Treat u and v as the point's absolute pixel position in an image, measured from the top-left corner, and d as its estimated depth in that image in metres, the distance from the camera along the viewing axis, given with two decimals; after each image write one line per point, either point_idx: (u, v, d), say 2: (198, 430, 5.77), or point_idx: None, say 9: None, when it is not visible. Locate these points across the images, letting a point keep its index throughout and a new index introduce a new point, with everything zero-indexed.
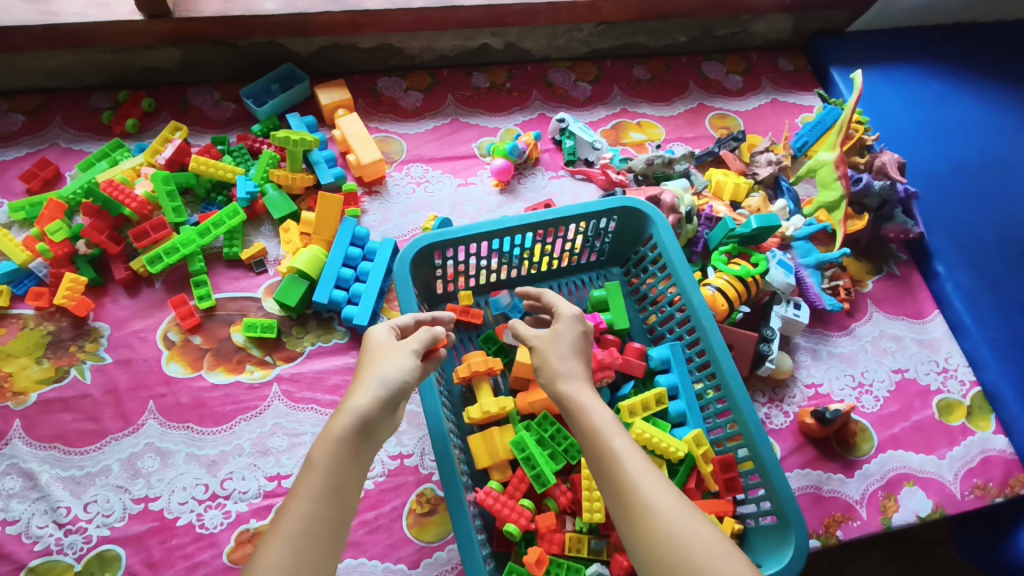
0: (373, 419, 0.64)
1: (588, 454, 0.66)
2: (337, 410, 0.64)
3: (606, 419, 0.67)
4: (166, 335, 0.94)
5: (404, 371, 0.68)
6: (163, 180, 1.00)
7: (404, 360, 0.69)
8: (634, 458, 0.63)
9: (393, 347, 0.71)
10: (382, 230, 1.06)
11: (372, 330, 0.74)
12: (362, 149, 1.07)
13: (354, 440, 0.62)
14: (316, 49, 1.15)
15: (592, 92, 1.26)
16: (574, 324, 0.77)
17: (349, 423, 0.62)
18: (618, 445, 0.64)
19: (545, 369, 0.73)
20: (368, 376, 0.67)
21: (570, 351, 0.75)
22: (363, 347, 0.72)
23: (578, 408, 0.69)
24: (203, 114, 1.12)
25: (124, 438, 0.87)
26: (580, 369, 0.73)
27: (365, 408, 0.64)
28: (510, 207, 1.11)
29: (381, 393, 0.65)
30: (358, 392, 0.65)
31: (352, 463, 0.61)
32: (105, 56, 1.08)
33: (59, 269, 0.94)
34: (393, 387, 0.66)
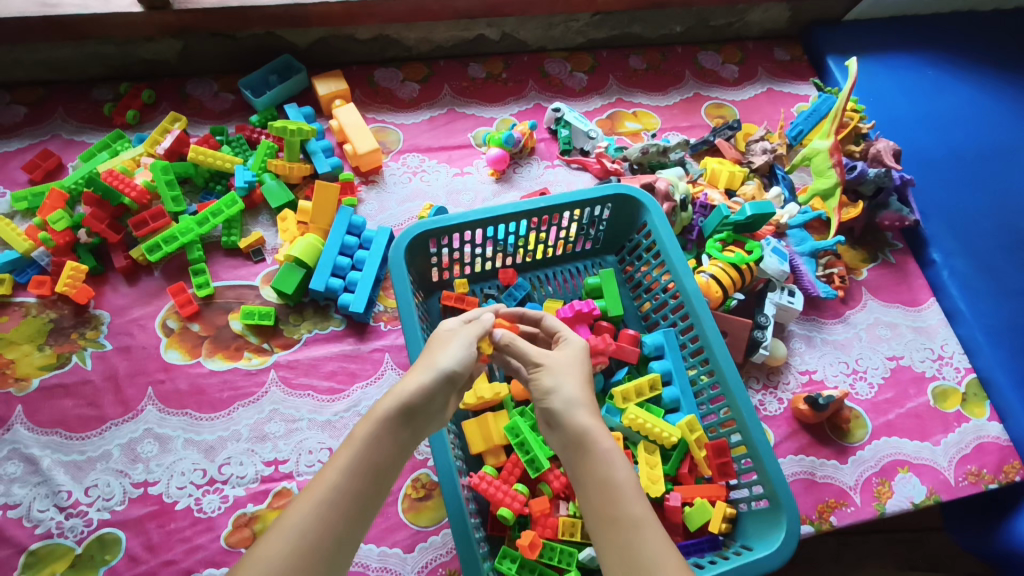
0: (418, 403, 0.62)
1: (600, 507, 0.60)
2: (387, 389, 0.64)
3: (628, 476, 0.61)
4: (165, 322, 0.95)
5: (457, 360, 0.66)
6: (162, 169, 1.00)
7: (460, 348, 0.68)
8: (652, 529, 0.58)
9: (454, 332, 0.70)
10: (378, 219, 1.07)
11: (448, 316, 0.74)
12: (358, 139, 1.08)
13: (395, 421, 0.61)
14: (313, 40, 1.15)
15: (588, 82, 1.26)
16: (581, 351, 0.74)
17: (391, 403, 0.61)
18: (637, 511, 0.59)
19: (559, 397, 0.67)
20: (424, 361, 0.66)
21: (581, 378, 0.70)
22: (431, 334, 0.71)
23: (600, 453, 0.62)
24: (202, 105, 1.13)
25: (124, 424, 0.88)
26: (591, 400, 0.68)
27: (411, 391, 0.63)
28: (506, 196, 1.12)
29: (429, 378, 0.64)
30: (411, 375, 0.65)
31: (387, 443, 0.60)
32: (105, 48, 1.09)
33: (61, 258, 0.95)
34: (444, 374, 0.64)
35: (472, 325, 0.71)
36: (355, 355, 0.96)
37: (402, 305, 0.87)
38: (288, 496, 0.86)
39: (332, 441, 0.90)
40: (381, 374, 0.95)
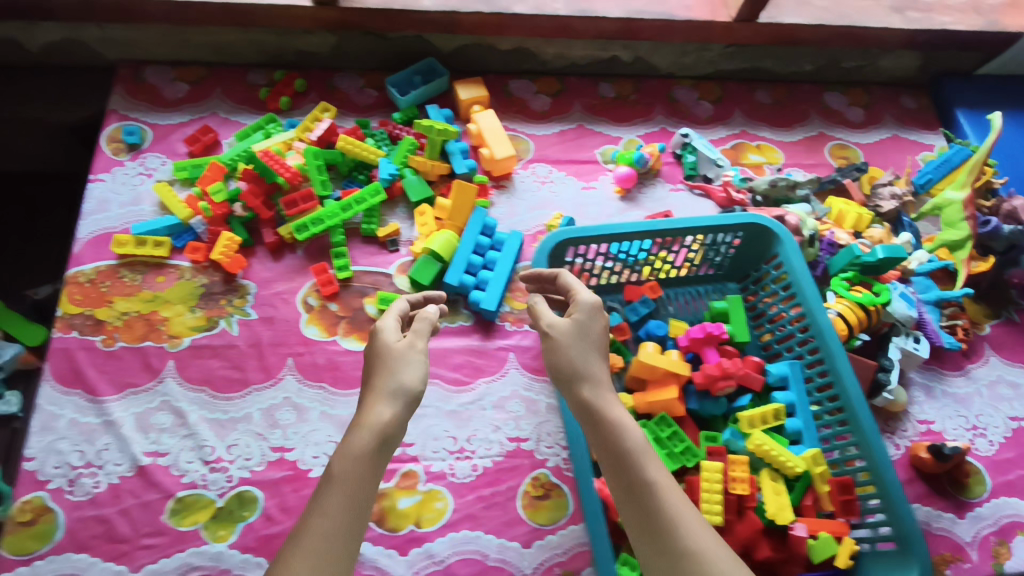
0: (392, 429, 0.66)
1: (618, 473, 0.65)
2: (354, 422, 0.66)
3: (641, 441, 0.67)
4: (306, 299, 0.99)
5: (416, 378, 0.70)
6: (314, 154, 1.05)
7: (415, 366, 0.72)
8: (670, 491, 0.63)
9: (401, 349, 0.73)
10: (509, 223, 1.10)
11: (379, 327, 0.75)
12: (497, 144, 1.11)
13: (371, 454, 0.64)
14: (457, 47, 1.19)
15: (714, 111, 1.29)
16: (592, 314, 0.77)
17: (367, 436, 0.64)
18: (653, 475, 0.64)
19: (567, 368, 0.73)
20: (384, 386, 0.69)
21: (593, 346, 0.75)
22: (375, 347, 0.74)
23: (613, 425, 0.68)
24: (348, 98, 1.18)
25: (264, 390, 0.92)
26: (606, 372, 0.73)
27: (385, 420, 0.66)
28: (631, 214, 1.15)
29: (397, 404, 0.68)
30: (376, 404, 0.68)
31: (370, 476, 0.63)
32: (267, 36, 1.13)
33: (216, 228, 1.00)
34: (409, 396, 0.69)
35: (412, 339, 0.74)
36: (481, 351, 0.99)
37: None
38: (414, 477, 0.89)
39: (457, 430, 0.93)
40: (505, 372, 0.98)
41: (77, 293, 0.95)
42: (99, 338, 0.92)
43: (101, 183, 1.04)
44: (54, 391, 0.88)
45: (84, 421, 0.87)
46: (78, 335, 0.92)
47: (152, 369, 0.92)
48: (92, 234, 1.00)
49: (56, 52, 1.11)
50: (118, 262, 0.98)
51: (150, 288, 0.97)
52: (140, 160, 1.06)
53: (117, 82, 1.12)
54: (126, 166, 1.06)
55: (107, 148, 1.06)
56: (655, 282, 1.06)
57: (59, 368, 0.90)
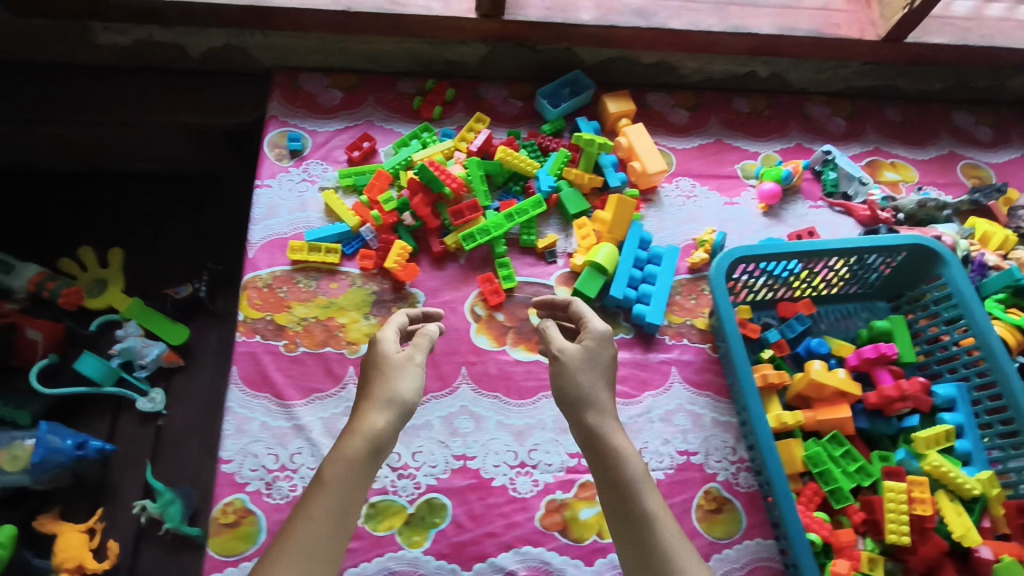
0: (384, 439, 0.73)
1: (617, 498, 0.71)
2: (352, 430, 0.72)
3: (640, 471, 0.72)
4: (474, 309, 1.00)
5: (413, 391, 0.77)
6: (478, 165, 1.07)
7: (412, 378, 0.78)
8: (664, 520, 0.69)
9: (401, 362, 0.79)
10: (662, 236, 1.11)
11: (380, 338, 0.81)
12: (649, 158, 1.12)
13: (362, 463, 0.70)
14: (602, 59, 1.20)
15: (846, 128, 1.30)
16: (606, 345, 0.82)
17: (361, 445, 0.71)
18: (650, 506, 0.69)
19: (572, 394, 0.78)
20: (381, 396, 0.75)
21: (601, 372, 0.80)
22: (378, 359, 0.80)
23: (612, 452, 0.74)
24: (494, 108, 1.18)
25: (442, 399, 0.94)
26: (609, 399, 0.79)
27: (377, 429, 0.73)
28: (775, 230, 1.16)
29: (393, 414, 0.75)
30: (372, 414, 0.74)
31: (359, 482, 0.69)
32: (423, 46, 1.14)
33: (386, 236, 1.02)
34: (404, 408, 0.76)
35: (412, 352, 0.80)
36: (645, 364, 1.00)
37: (727, 324, 0.94)
38: (592, 489, 0.90)
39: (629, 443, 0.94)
40: (670, 386, 1.00)
41: (256, 297, 0.97)
42: (282, 343, 0.94)
43: (268, 189, 1.06)
44: (243, 394, 0.90)
45: (274, 425, 0.89)
46: (262, 339, 0.94)
47: (335, 375, 0.93)
48: (264, 240, 1.01)
49: (216, 58, 1.12)
50: (292, 268, 1.00)
51: (326, 294, 0.98)
52: (304, 167, 1.08)
53: (274, 88, 1.14)
54: (291, 172, 1.07)
55: (271, 154, 1.08)
56: (809, 299, 1.07)
57: (246, 371, 0.92)
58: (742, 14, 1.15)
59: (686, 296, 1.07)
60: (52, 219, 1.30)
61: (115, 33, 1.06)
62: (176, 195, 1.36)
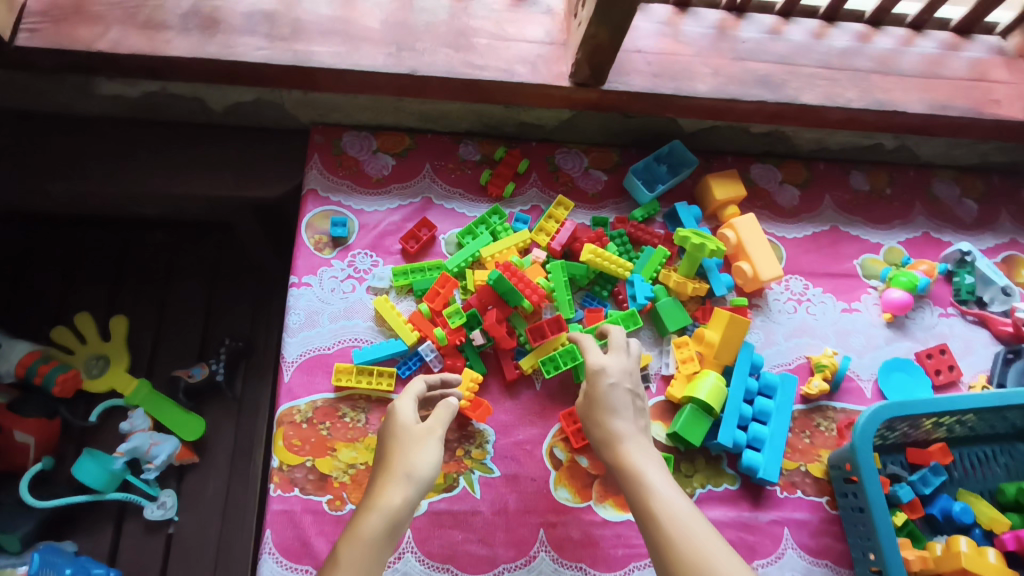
0: (403, 516, 0.64)
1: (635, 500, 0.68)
2: (368, 505, 0.65)
3: (651, 479, 0.69)
4: (553, 451, 0.84)
5: (433, 466, 0.68)
6: (561, 268, 0.89)
7: (431, 452, 0.70)
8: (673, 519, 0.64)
9: (420, 434, 0.71)
10: (768, 354, 0.94)
11: (396, 409, 0.73)
12: (762, 260, 0.93)
13: (381, 542, 0.62)
14: (705, 127, 1.00)
15: (978, 213, 1.10)
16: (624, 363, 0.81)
17: (381, 521, 0.63)
18: (657, 507, 0.66)
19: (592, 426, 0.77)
20: (399, 470, 0.67)
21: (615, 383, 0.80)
22: (394, 429, 0.72)
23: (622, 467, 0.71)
24: (573, 182, 0.99)
25: (517, 571, 0.77)
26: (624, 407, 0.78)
27: (397, 506, 0.64)
28: (900, 346, 0.98)
29: (411, 490, 0.66)
30: (389, 487, 0.66)
31: (377, 563, 0.61)
32: (494, 109, 0.94)
33: (451, 360, 0.84)
34: (422, 483, 0.67)
35: (431, 425, 0.72)
36: (753, 526, 0.84)
37: (871, 494, 0.78)
38: None
39: None
40: (782, 553, 0.83)
41: (293, 436, 0.80)
42: (325, 499, 0.77)
43: (308, 288, 0.87)
44: (279, 568, 0.74)
45: None
46: (301, 493, 0.77)
47: None
48: (302, 357, 0.83)
49: (244, 113, 0.93)
50: (336, 395, 0.82)
51: (377, 431, 0.81)
52: (348, 259, 0.89)
53: (313, 151, 0.94)
54: (334, 266, 0.89)
55: (309, 241, 0.89)
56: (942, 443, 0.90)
57: (282, 537, 0.75)
58: (886, 87, 0.96)
59: (799, 434, 0.90)
60: (43, 279, 1.12)
61: (122, 84, 0.86)
62: (189, 250, 1.17)
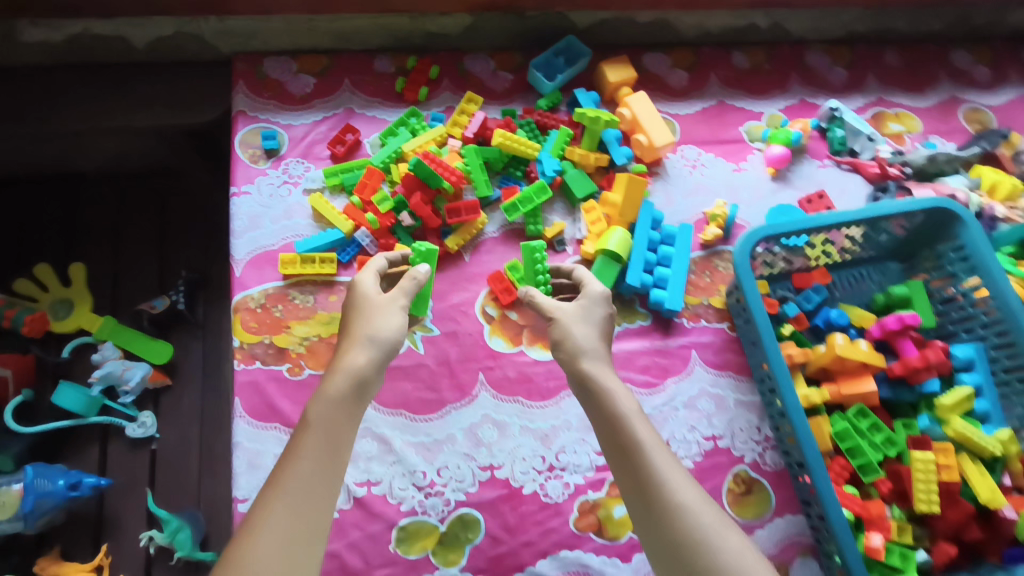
0: (367, 374, 0.73)
1: (611, 427, 0.71)
2: (335, 366, 0.73)
3: (632, 407, 0.72)
4: (485, 309, 0.96)
5: (394, 330, 0.77)
6: (475, 152, 1.00)
7: (392, 319, 0.78)
8: (657, 449, 0.68)
9: (384, 303, 0.80)
10: (670, 212, 1.06)
11: (358, 281, 0.82)
12: (654, 130, 1.05)
13: (348, 398, 0.70)
14: (596, 21, 1.13)
15: (847, 78, 1.24)
16: (600, 304, 0.84)
17: (344, 381, 0.71)
18: (641, 434, 0.69)
19: (565, 342, 0.79)
20: (362, 334, 0.76)
21: (590, 324, 0.81)
22: (359, 300, 0.80)
23: (603, 392, 0.74)
24: (482, 83, 1.10)
25: (462, 408, 0.90)
26: (601, 350, 0.79)
27: (359, 365, 0.73)
28: (785, 194, 1.11)
29: (374, 351, 0.75)
30: (354, 350, 0.74)
31: (345, 418, 0.69)
32: (400, 20, 1.07)
33: (385, 241, 0.95)
34: (384, 345, 0.76)
35: (395, 294, 0.81)
36: (665, 351, 0.98)
37: (752, 302, 0.91)
38: None
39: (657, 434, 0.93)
40: (691, 370, 0.97)
41: (250, 319, 0.91)
42: (285, 368, 0.89)
43: (248, 196, 0.97)
44: (251, 427, 0.85)
45: None
46: (263, 366, 0.88)
47: None
48: (251, 254, 0.94)
49: (167, 47, 1.03)
50: (285, 283, 0.93)
51: (325, 308, 0.92)
52: (282, 167, 0.99)
53: (238, 78, 1.04)
54: (269, 175, 0.99)
55: (244, 155, 0.99)
56: (823, 268, 1.04)
57: (251, 402, 0.86)
58: None
59: (700, 274, 1.03)
60: None
61: (46, 28, 0.97)
62: (136, 196, 1.25)
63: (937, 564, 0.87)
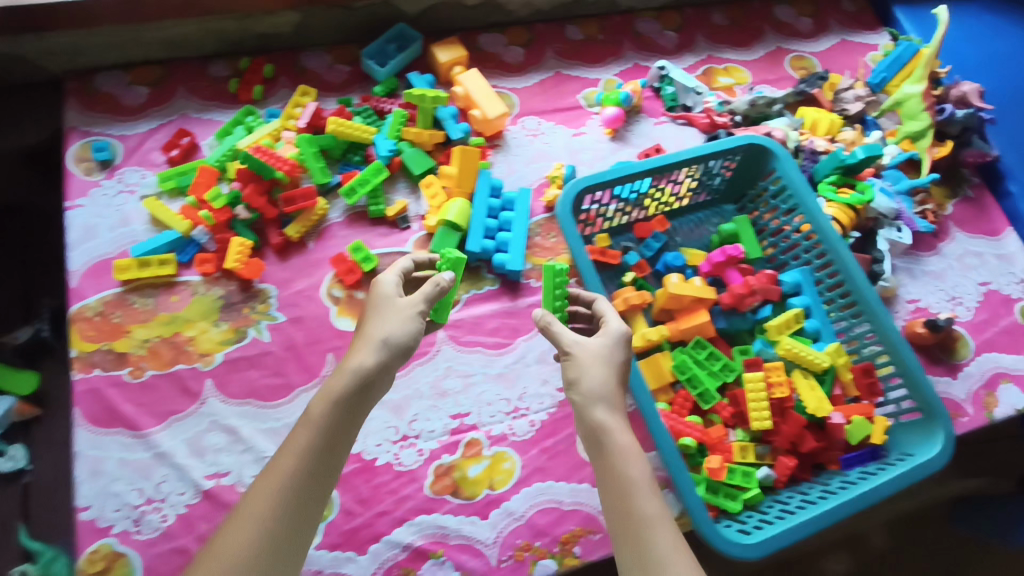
0: (370, 381, 0.67)
1: (620, 493, 0.65)
2: (338, 367, 0.68)
3: (645, 477, 0.65)
4: (331, 292, 0.98)
5: (406, 335, 0.70)
6: (309, 142, 1.03)
7: (407, 323, 0.71)
8: (664, 533, 0.63)
9: (403, 305, 0.72)
10: (512, 180, 1.10)
11: (380, 281, 0.76)
12: (487, 104, 1.09)
13: (345, 404, 0.66)
14: (425, 7, 1.16)
15: (678, 40, 1.31)
16: (619, 343, 0.75)
17: (346, 383, 0.66)
18: (649, 511, 0.63)
19: (583, 383, 0.70)
20: (374, 335, 0.69)
21: (608, 367, 0.72)
22: (376, 297, 0.74)
23: (616, 450, 0.67)
24: (320, 78, 1.13)
25: (311, 390, 0.91)
26: (614, 395, 0.70)
27: (366, 367, 0.67)
28: (624, 153, 1.17)
29: (382, 355, 0.68)
30: (361, 350, 0.69)
31: (323, 445, 0.64)
32: (227, 23, 1.08)
33: (223, 235, 0.96)
34: (394, 350, 0.69)
35: (416, 298, 0.73)
36: (514, 312, 1.01)
37: (575, 251, 0.94)
38: (478, 445, 0.92)
39: (509, 391, 0.96)
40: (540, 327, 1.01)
41: (88, 328, 0.90)
42: (126, 372, 0.89)
43: (81, 209, 0.97)
44: (93, 434, 0.85)
45: (133, 458, 0.84)
46: (103, 372, 0.88)
47: (191, 392, 0.89)
48: (87, 264, 0.94)
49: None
50: (123, 289, 0.93)
51: (166, 309, 0.93)
52: (117, 177, 1.00)
53: (68, 96, 1.05)
54: (104, 185, 0.99)
55: (77, 170, 0.99)
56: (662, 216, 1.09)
57: (91, 409, 0.86)
58: None
59: (546, 236, 1.07)
60: None
61: None
62: None
63: (778, 478, 0.90)
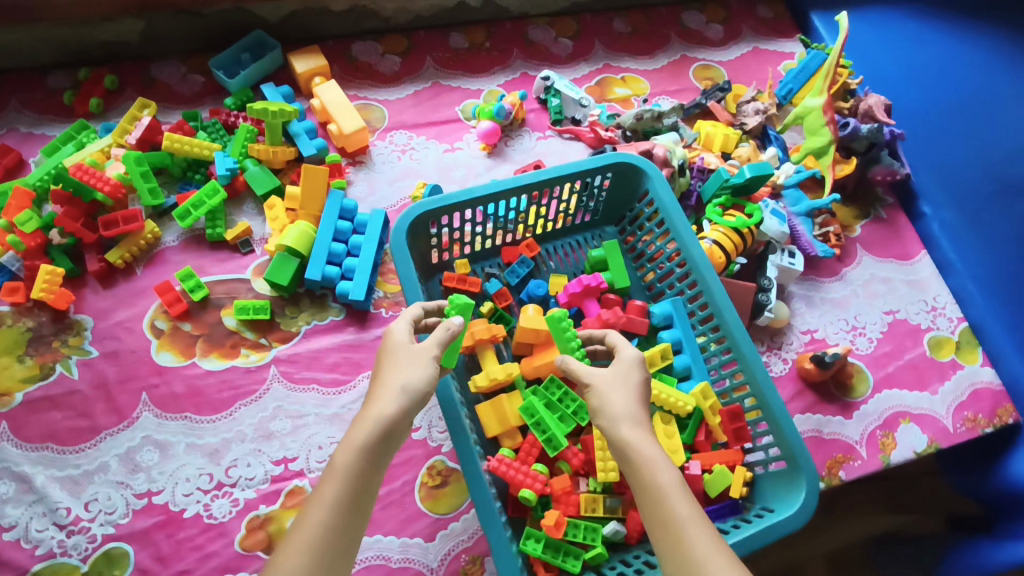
0: (395, 428, 0.60)
1: (650, 507, 0.58)
2: (357, 416, 0.61)
3: (674, 479, 0.59)
4: (154, 323, 0.90)
5: (425, 379, 0.64)
6: (135, 160, 0.93)
7: (425, 368, 0.65)
8: (700, 530, 0.55)
9: (416, 350, 0.66)
10: (369, 201, 1.02)
11: (389, 329, 0.69)
12: (344, 118, 1.02)
13: (373, 449, 0.59)
14: (286, 13, 1.09)
15: (573, 48, 1.23)
16: (636, 367, 0.70)
17: (368, 433, 0.59)
18: (682, 512, 0.56)
19: (606, 410, 0.65)
20: (393, 383, 0.63)
21: (631, 389, 0.67)
22: (385, 343, 0.68)
23: (640, 464, 0.60)
24: (170, 89, 1.05)
25: (119, 433, 0.84)
26: (638, 412, 0.65)
27: (388, 416, 0.60)
28: (500, 170, 1.08)
29: (405, 403, 0.62)
30: (380, 398, 0.62)
31: (360, 494, 0.57)
32: (63, 30, 1.00)
33: (33, 262, 0.89)
34: (416, 397, 0.63)
35: (428, 344, 0.67)
36: (358, 345, 0.93)
37: (407, 282, 0.84)
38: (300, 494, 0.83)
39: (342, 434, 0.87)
40: None
41: None
42: None
43: None
44: None
45: None
46: None
47: None
48: None
49: None
50: None
51: None
52: None
53: None
54: None
55: None
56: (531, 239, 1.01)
57: None
58: None
59: None
60: None
61: None
62: None
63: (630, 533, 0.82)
